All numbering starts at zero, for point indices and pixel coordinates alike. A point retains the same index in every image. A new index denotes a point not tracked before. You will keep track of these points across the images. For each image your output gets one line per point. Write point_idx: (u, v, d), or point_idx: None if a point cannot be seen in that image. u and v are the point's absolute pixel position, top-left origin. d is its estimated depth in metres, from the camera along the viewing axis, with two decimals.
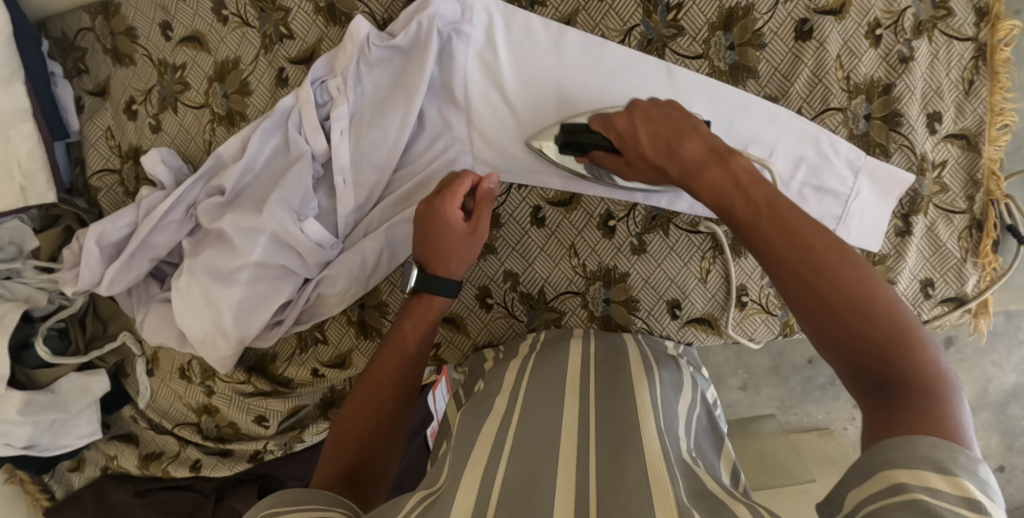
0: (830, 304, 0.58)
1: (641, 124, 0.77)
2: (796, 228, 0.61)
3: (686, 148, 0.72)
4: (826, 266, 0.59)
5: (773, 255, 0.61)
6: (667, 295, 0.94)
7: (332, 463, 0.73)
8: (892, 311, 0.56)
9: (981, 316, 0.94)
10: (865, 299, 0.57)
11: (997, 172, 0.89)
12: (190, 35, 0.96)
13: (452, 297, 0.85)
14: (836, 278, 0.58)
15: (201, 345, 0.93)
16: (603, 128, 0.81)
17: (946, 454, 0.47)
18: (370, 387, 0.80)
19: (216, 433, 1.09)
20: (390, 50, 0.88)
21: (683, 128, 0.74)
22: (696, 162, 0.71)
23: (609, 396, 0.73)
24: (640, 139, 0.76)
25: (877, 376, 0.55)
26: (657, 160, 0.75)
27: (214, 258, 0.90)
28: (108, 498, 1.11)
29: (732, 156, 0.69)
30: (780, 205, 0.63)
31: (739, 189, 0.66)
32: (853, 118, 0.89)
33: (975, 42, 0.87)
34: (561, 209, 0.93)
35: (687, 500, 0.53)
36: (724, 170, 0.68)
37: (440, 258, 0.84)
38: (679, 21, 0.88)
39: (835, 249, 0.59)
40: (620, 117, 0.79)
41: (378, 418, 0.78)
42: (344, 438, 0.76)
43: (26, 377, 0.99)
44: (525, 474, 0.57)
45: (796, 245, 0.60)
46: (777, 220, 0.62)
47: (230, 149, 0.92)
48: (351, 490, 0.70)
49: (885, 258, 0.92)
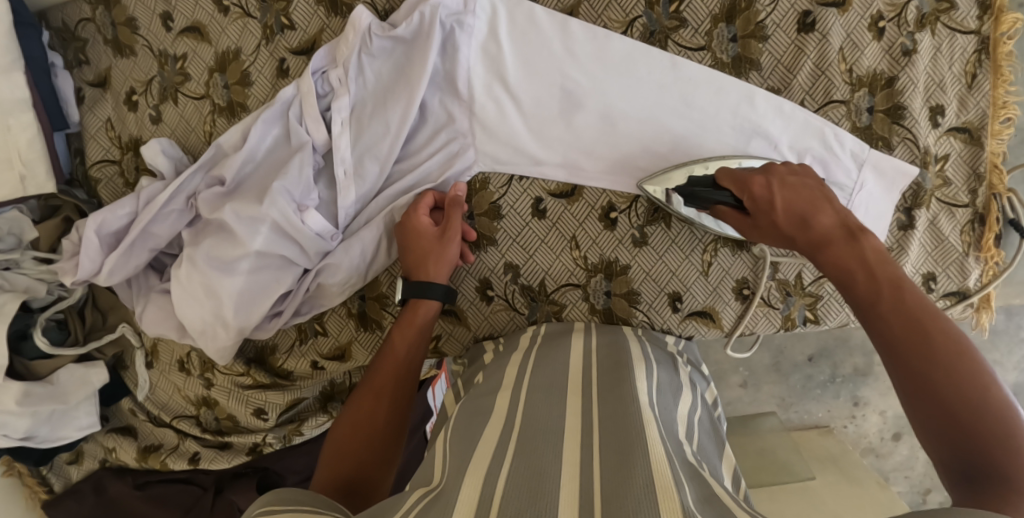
0: (941, 389, 0.59)
1: (779, 191, 0.77)
2: (918, 312, 0.64)
3: (820, 220, 0.75)
4: (943, 355, 0.61)
5: (890, 334, 0.65)
6: (668, 289, 0.93)
7: (329, 477, 0.73)
8: (1006, 413, 0.57)
9: (983, 311, 0.94)
10: (978, 393, 0.58)
11: (1000, 166, 0.89)
12: (191, 26, 0.96)
13: (443, 301, 0.88)
14: (947, 364, 0.60)
15: (202, 335, 0.93)
16: (735, 185, 0.81)
17: None
18: (364, 400, 0.81)
19: (215, 426, 1.08)
20: (392, 41, 0.88)
21: (818, 200, 0.76)
22: (825, 236, 0.74)
23: (612, 394, 0.72)
24: (775, 205, 0.77)
25: (968, 463, 0.56)
26: (789, 229, 0.76)
27: (215, 247, 0.90)
28: (107, 491, 1.11)
29: (862, 235, 0.73)
30: (905, 290, 0.67)
31: (864, 267, 0.70)
32: (855, 111, 0.89)
33: (978, 35, 0.86)
34: (562, 201, 0.93)
35: (693, 503, 0.52)
36: (855, 247, 0.72)
37: (417, 265, 0.88)
38: (681, 12, 0.87)
39: (957, 341, 0.62)
40: (757, 179, 0.79)
41: (374, 430, 0.79)
42: (343, 452, 0.76)
43: (25, 368, 0.99)
44: (530, 474, 0.56)
45: (914, 328, 0.63)
46: (898, 301, 0.66)
47: (231, 139, 0.92)
48: (348, 501, 0.70)
49: (887, 252, 0.92)
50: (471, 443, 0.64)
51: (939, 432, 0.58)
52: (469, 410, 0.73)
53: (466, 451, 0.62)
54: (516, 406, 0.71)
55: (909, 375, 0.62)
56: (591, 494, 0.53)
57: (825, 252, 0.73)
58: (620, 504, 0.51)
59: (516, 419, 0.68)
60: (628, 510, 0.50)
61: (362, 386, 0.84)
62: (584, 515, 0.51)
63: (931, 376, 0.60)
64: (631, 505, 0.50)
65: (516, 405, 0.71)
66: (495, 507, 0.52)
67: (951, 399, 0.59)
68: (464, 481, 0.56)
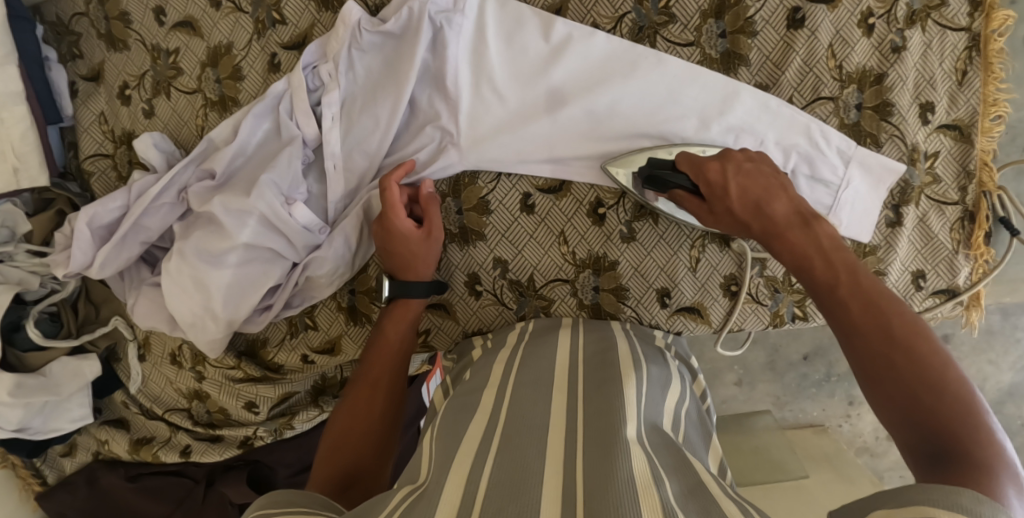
0: (897, 369, 0.61)
1: (733, 177, 0.78)
2: (874, 297, 0.66)
3: (776, 208, 0.76)
4: (900, 337, 0.62)
5: (849, 317, 0.66)
6: (656, 284, 0.94)
7: (327, 470, 0.74)
8: (962, 387, 0.58)
9: (973, 309, 0.94)
10: (933, 369, 0.60)
11: (990, 163, 0.89)
12: (184, 20, 0.96)
13: (426, 296, 0.90)
14: (908, 345, 0.61)
15: (191, 328, 0.93)
16: (691, 168, 0.82)
17: (990, 510, 0.46)
18: (359, 389, 0.83)
19: (206, 419, 1.09)
20: (381, 36, 0.89)
21: (772, 187, 0.77)
22: (782, 223, 0.75)
23: (598, 390, 0.72)
24: (731, 193, 0.78)
25: (934, 442, 0.56)
26: (745, 215, 0.77)
27: (204, 240, 0.90)
28: (100, 483, 1.12)
29: (817, 224, 0.74)
30: (860, 275, 0.68)
31: (821, 253, 0.72)
32: (844, 107, 0.89)
33: (969, 32, 0.86)
34: (550, 196, 0.94)
35: (675, 500, 0.52)
36: (810, 234, 0.73)
37: (403, 267, 0.89)
38: (671, 8, 0.88)
39: (914, 322, 0.63)
40: (712, 163, 0.80)
41: (371, 419, 0.80)
42: (339, 443, 0.77)
43: (18, 360, 1.00)
44: (515, 470, 0.56)
45: (872, 310, 0.65)
46: (855, 287, 0.68)
47: (222, 133, 0.93)
48: (345, 496, 0.71)
49: (876, 249, 0.92)
50: (455, 439, 0.65)
51: (898, 407, 0.60)
52: (455, 406, 0.74)
53: (450, 448, 0.63)
54: (502, 404, 0.71)
55: (867, 355, 0.63)
56: (576, 492, 0.53)
57: (782, 240, 0.75)
58: (604, 499, 0.51)
59: (503, 416, 0.68)
60: (611, 507, 0.50)
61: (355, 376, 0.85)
62: (567, 513, 0.50)
63: (887, 353, 0.62)
64: (613, 501, 0.50)
65: (504, 402, 0.71)
66: (478, 504, 0.52)
67: (907, 377, 0.60)
68: (449, 478, 0.56)
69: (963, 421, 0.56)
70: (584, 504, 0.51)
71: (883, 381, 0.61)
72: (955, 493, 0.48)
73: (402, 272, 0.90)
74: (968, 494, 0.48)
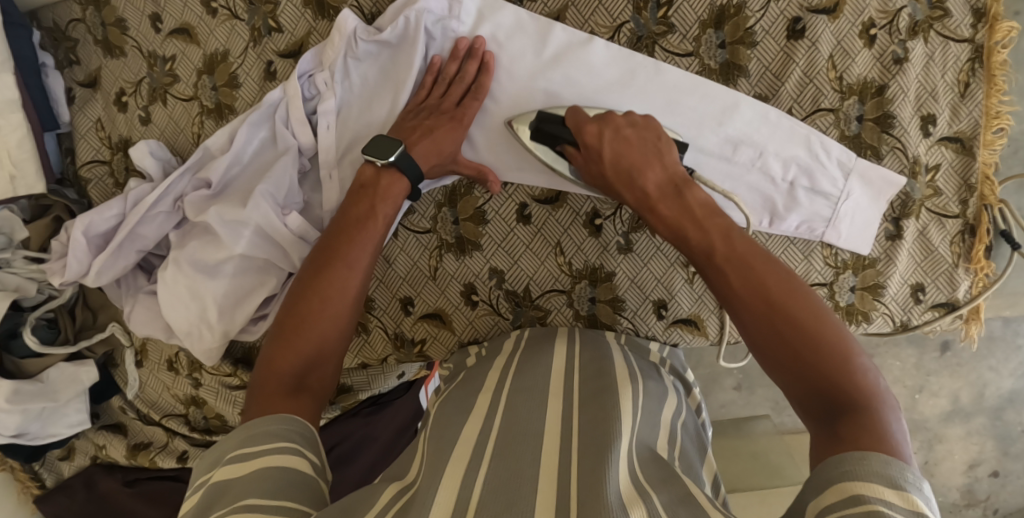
0: (778, 329, 0.60)
1: (609, 140, 0.78)
2: (748, 257, 0.65)
3: (648, 178, 0.75)
4: (777, 295, 0.62)
5: (726, 282, 0.65)
6: (653, 296, 0.93)
7: (282, 365, 0.70)
8: (838, 337, 0.59)
9: (972, 322, 0.93)
10: (811, 327, 0.60)
11: (991, 177, 0.88)
12: (180, 27, 0.96)
13: (412, 185, 0.84)
14: (783, 303, 0.61)
15: (187, 336, 0.94)
16: (575, 124, 0.81)
17: (896, 470, 0.49)
18: (334, 271, 0.76)
19: (204, 425, 1.09)
20: (378, 45, 0.88)
21: (648, 155, 0.77)
22: (657, 191, 0.74)
23: (593, 400, 0.71)
24: (605, 158, 0.77)
25: (825, 400, 0.57)
26: (617, 182, 0.77)
27: (200, 250, 0.91)
28: (98, 487, 1.12)
29: (691, 191, 0.73)
30: (734, 235, 0.67)
31: (695, 219, 0.70)
32: (844, 119, 0.88)
33: (972, 43, 0.85)
34: (547, 206, 0.93)
35: (662, 511, 0.53)
36: (683, 202, 0.72)
37: (427, 151, 0.83)
38: (669, 18, 0.87)
39: (787, 279, 0.63)
40: (590, 127, 0.79)
41: (337, 310, 0.74)
42: (299, 330, 0.72)
43: (15, 366, 1.00)
44: (506, 481, 0.55)
45: (747, 271, 0.64)
46: (729, 250, 0.66)
47: (218, 142, 0.92)
48: (299, 402, 0.68)
49: (875, 262, 0.91)
50: (448, 441, 0.64)
51: (786, 369, 0.60)
52: (448, 407, 0.73)
53: (444, 449, 0.62)
54: (495, 411, 0.70)
55: (748, 320, 0.62)
56: (567, 504, 0.53)
57: (657, 212, 0.73)
58: (596, 503, 0.52)
59: (496, 422, 0.67)
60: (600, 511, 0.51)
61: (328, 250, 0.79)
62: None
63: (767, 319, 0.61)
64: (603, 510, 0.51)
65: (498, 408, 0.71)
66: (471, 513, 0.52)
67: (790, 336, 0.60)
68: (442, 481, 0.56)
69: (845, 375, 0.57)
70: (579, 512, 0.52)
71: (768, 347, 0.61)
72: (866, 459, 0.50)
73: (418, 149, 0.83)
74: (878, 457, 0.50)
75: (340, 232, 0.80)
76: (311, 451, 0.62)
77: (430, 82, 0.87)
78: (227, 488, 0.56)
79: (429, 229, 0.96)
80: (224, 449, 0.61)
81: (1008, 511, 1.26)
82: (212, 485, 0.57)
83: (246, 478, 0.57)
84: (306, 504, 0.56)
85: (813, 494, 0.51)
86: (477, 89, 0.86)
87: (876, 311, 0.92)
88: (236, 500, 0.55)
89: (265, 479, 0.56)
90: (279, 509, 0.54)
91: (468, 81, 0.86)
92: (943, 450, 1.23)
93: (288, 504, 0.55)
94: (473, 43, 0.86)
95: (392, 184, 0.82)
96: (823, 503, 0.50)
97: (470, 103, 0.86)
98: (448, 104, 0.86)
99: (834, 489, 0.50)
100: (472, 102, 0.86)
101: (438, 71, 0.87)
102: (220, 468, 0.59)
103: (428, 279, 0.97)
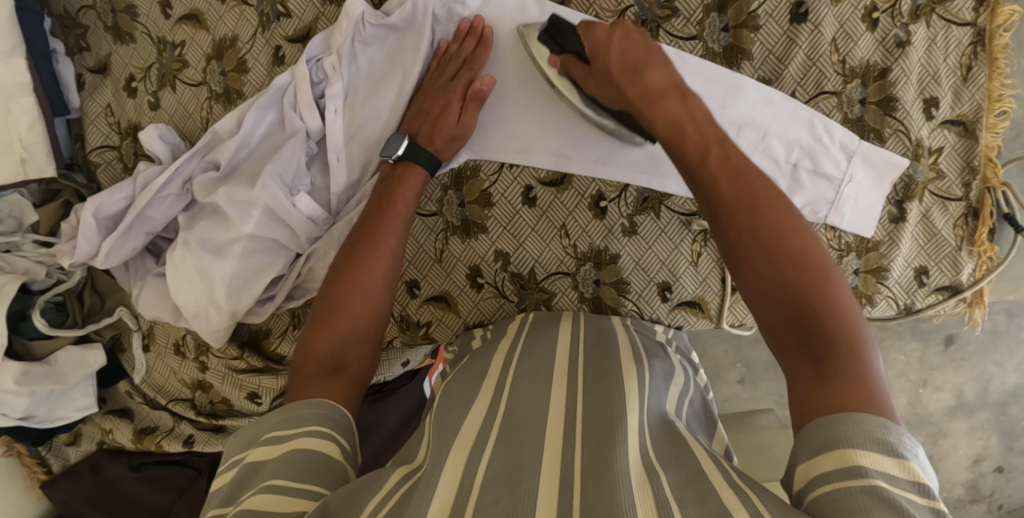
0: (762, 244, 0.60)
1: (619, 40, 0.76)
2: (741, 170, 0.64)
3: (651, 75, 0.73)
4: (763, 210, 0.62)
5: (715, 187, 0.64)
6: (658, 278, 0.94)
7: (319, 346, 0.70)
8: (821, 267, 0.59)
9: (976, 306, 0.94)
10: (796, 251, 0.60)
11: (994, 160, 0.88)
12: (189, 13, 0.97)
13: (430, 172, 0.85)
14: (769, 220, 0.61)
15: (195, 318, 0.95)
16: (586, 31, 0.80)
17: (894, 436, 0.50)
18: (363, 252, 0.78)
19: (209, 409, 1.10)
20: (385, 29, 0.89)
21: (655, 59, 0.75)
22: (657, 91, 0.72)
23: (599, 381, 0.71)
24: (612, 52, 0.76)
25: (805, 330, 0.57)
26: (620, 78, 0.75)
27: (208, 231, 0.92)
28: (103, 472, 1.13)
29: (693, 98, 0.71)
30: (730, 147, 0.66)
31: (693, 122, 0.69)
32: (847, 102, 0.89)
33: (974, 27, 0.85)
34: (551, 189, 0.93)
35: (669, 493, 0.53)
36: (684, 105, 0.70)
37: (430, 136, 0.85)
38: (673, 2, 0.88)
39: (777, 196, 0.63)
40: (602, 27, 0.78)
41: (369, 290, 0.75)
42: (334, 313, 0.73)
43: (23, 348, 1.00)
44: (511, 462, 0.56)
45: (738, 181, 0.63)
46: (723, 158, 0.65)
47: (227, 125, 0.93)
48: (334, 382, 0.68)
49: (879, 245, 0.91)
50: (452, 423, 0.63)
51: (767, 289, 0.60)
52: (453, 390, 0.73)
53: (447, 429, 0.62)
54: (500, 393, 0.70)
55: (735, 229, 0.62)
56: (572, 482, 0.53)
57: (654, 107, 0.71)
58: (601, 497, 0.50)
59: (499, 406, 0.67)
60: (610, 507, 0.49)
61: (358, 234, 0.80)
62: (563, 513, 0.50)
63: (750, 239, 0.61)
64: (608, 490, 0.51)
65: (502, 393, 0.70)
66: (474, 497, 0.51)
67: (772, 254, 0.60)
68: (447, 462, 0.56)
69: (823, 295, 0.57)
70: (582, 510, 0.50)
71: (751, 261, 0.61)
72: (865, 421, 0.50)
73: (422, 139, 0.85)
74: (877, 421, 0.50)
75: (368, 219, 0.81)
76: (343, 434, 0.62)
77: (435, 68, 0.89)
78: (258, 469, 0.57)
79: (435, 212, 0.96)
80: (259, 430, 0.62)
81: (1011, 506, 1.26)
82: (244, 465, 0.58)
83: (275, 460, 0.57)
84: (328, 488, 0.56)
85: (804, 457, 0.51)
86: (472, 60, 0.87)
87: (880, 294, 0.93)
88: (264, 480, 0.55)
89: (294, 461, 0.56)
90: (304, 494, 0.54)
91: (463, 55, 0.88)
92: (947, 444, 1.23)
93: (310, 486, 0.55)
94: (473, 22, 0.88)
95: (410, 176, 0.84)
96: (818, 471, 0.50)
97: (465, 74, 0.87)
98: (444, 81, 0.87)
99: (827, 455, 0.50)
100: (467, 72, 0.87)
101: (442, 56, 0.89)
102: (254, 448, 0.60)
103: (434, 262, 0.98)
